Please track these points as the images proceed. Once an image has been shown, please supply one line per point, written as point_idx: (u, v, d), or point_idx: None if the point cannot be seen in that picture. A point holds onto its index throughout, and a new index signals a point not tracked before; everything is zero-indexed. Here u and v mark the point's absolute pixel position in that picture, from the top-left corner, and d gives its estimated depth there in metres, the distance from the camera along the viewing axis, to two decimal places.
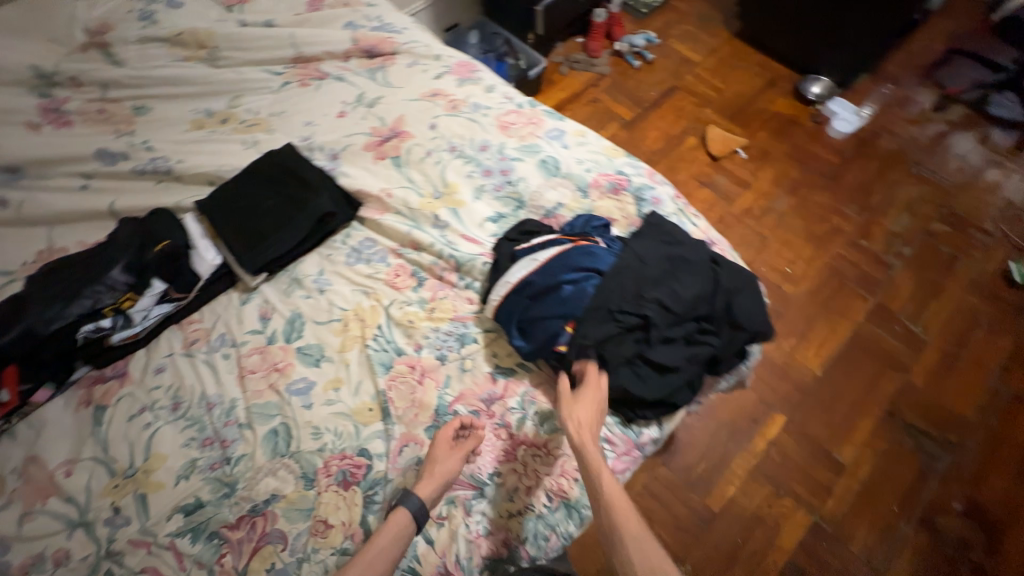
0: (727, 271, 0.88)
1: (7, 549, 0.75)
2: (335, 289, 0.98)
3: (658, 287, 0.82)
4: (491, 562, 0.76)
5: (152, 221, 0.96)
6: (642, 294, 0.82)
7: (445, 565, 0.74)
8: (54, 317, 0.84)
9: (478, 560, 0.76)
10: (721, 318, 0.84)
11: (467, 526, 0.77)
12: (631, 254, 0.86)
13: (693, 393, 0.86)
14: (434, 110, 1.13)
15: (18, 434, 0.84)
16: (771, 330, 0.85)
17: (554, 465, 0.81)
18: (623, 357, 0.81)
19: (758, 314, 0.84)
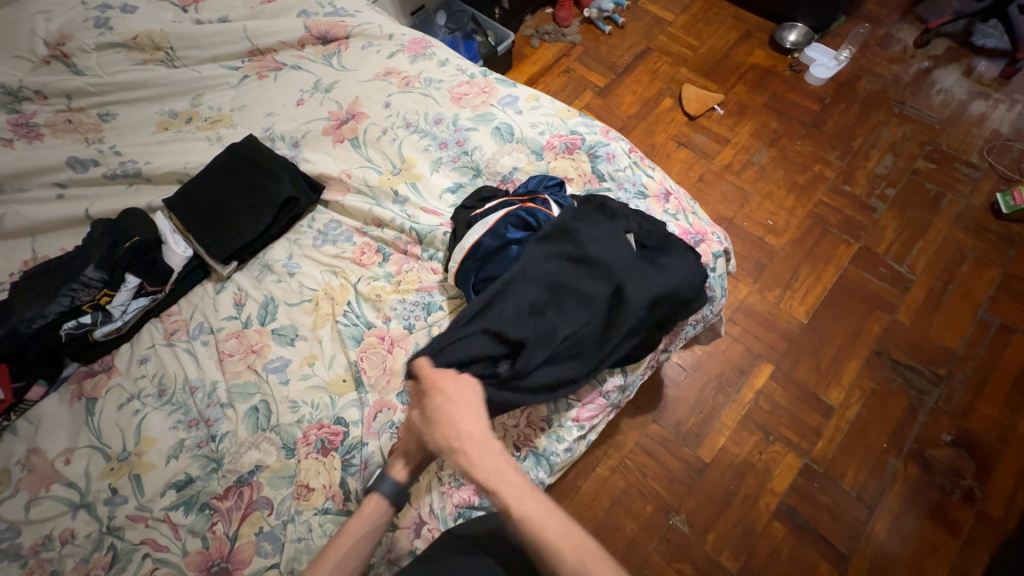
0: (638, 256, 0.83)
1: (19, 532, 0.81)
2: (304, 272, 1.01)
3: (543, 313, 0.79)
4: (464, 510, 0.82)
5: (123, 220, 0.99)
6: (529, 319, 0.78)
7: (421, 515, 0.81)
8: (34, 317, 0.88)
9: (451, 509, 0.81)
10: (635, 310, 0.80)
11: (441, 480, 0.82)
12: (516, 280, 0.81)
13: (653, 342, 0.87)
14: (388, 89, 1.14)
15: (19, 430, 0.89)
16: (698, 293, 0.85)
17: (520, 417, 0.85)
18: (531, 381, 0.78)
19: (689, 280, 0.83)
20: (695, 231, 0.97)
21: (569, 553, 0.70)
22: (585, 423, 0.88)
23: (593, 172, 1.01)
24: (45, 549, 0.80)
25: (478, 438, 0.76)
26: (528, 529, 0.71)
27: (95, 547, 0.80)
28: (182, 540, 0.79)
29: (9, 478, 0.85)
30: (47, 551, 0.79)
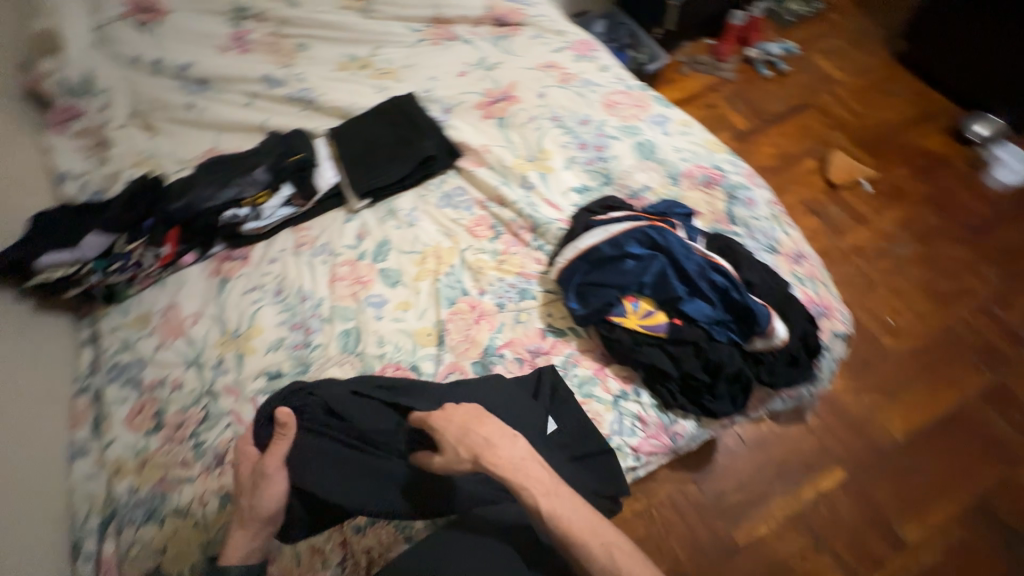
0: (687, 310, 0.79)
1: (145, 366, 0.95)
2: (422, 226, 1.08)
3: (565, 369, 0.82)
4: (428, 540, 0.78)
5: (291, 136, 1.11)
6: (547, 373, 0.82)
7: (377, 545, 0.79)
8: (210, 197, 1.01)
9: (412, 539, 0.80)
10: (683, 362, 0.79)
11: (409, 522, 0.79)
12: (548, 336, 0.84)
13: (738, 401, 0.81)
14: (546, 81, 1.18)
15: (165, 285, 1.03)
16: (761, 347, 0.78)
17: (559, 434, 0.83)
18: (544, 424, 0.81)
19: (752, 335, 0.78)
20: (822, 304, 0.88)
21: (598, 549, 0.65)
22: (639, 456, 0.83)
23: (728, 212, 0.96)
24: (158, 388, 0.93)
25: (487, 433, 0.73)
26: (559, 528, 0.66)
27: (194, 401, 0.92)
28: None
29: (150, 321, 1.00)
30: (159, 389, 0.93)
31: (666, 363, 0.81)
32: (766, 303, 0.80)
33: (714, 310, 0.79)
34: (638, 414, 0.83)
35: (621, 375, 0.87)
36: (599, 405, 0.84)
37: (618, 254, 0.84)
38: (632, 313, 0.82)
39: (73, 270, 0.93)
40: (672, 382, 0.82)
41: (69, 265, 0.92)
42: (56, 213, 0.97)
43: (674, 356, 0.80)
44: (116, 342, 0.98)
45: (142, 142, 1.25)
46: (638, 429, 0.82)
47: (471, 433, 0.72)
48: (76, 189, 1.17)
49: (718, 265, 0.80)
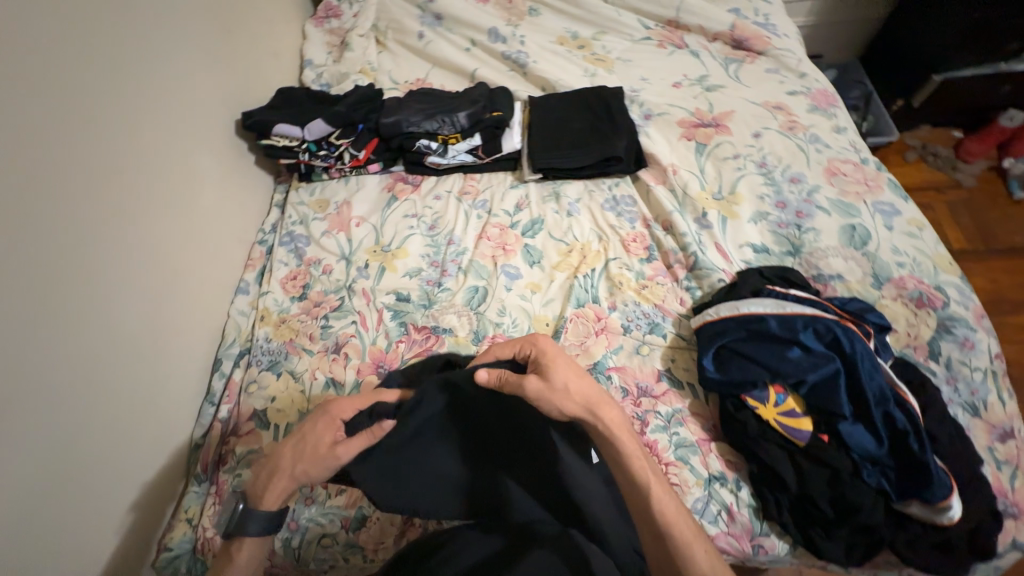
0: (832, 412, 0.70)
1: (309, 243, 1.08)
2: (579, 220, 1.07)
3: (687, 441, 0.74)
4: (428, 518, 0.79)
5: (497, 93, 1.16)
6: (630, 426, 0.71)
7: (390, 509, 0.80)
8: (413, 123, 1.08)
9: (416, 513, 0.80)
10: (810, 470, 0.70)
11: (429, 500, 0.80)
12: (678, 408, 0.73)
13: (849, 554, 0.68)
14: (768, 122, 1.07)
15: (348, 182, 1.15)
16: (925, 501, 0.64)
17: None
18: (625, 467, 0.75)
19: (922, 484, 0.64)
20: (1013, 501, 0.69)
21: (700, 555, 0.58)
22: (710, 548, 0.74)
23: (930, 344, 0.80)
24: (313, 267, 1.05)
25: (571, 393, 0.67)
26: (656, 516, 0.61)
27: (335, 289, 1.02)
28: (377, 333, 0.95)
29: (326, 208, 1.13)
30: (313, 268, 1.05)
31: (788, 472, 0.71)
32: (944, 467, 0.67)
33: (875, 446, 0.68)
34: (728, 506, 0.74)
35: (725, 457, 0.78)
36: (690, 475, 0.77)
37: (786, 336, 0.75)
38: (772, 402, 0.74)
39: (294, 143, 1.07)
40: (785, 495, 0.72)
41: (294, 139, 1.06)
42: (294, 94, 1.13)
43: (800, 470, 0.71)
44: (297, 215, 1.12)
45: (372, 53, 1.38)
46: (721, 521, 0.74)
47: (575, 385, 0.67)
48: (312, 75, 1.32)
49: (904, 401, 0.69)
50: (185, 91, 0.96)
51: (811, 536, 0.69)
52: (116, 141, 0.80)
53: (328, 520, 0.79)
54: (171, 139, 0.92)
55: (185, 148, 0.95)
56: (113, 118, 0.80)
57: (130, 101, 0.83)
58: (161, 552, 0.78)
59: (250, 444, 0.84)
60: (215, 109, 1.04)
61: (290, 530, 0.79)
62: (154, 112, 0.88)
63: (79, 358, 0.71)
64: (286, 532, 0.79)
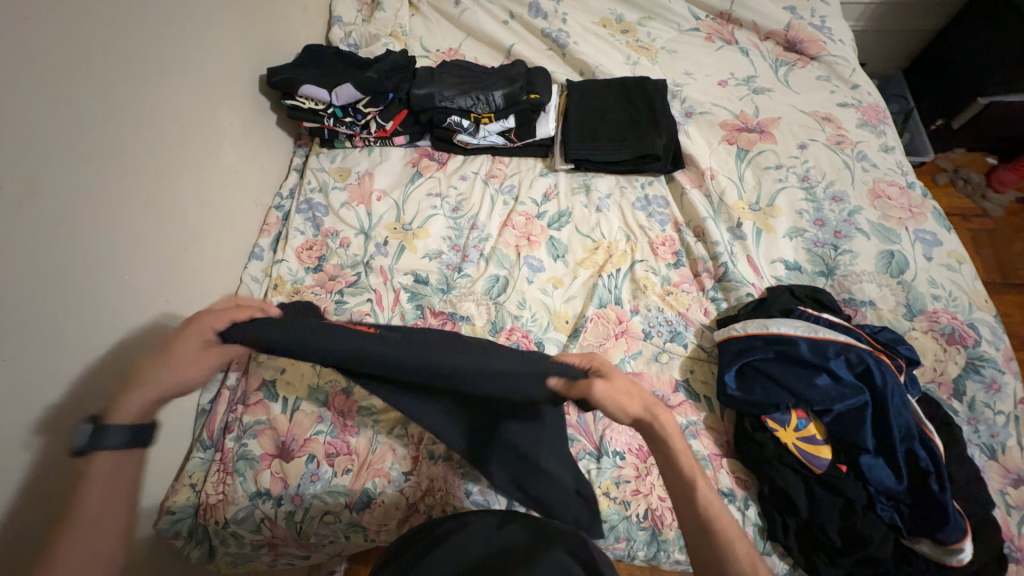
0: (852, 442, 0.69)
1: (327, 213, 1.05)
2: (608, 216, 1.03)
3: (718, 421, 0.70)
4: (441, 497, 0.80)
5: (534, 74, 1.10)
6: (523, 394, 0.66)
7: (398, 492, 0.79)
8: (446, 98, 1.02)
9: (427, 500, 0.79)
10: (822, 498, 0.70)
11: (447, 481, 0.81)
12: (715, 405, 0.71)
13: None
14: (815, 133, 1.02)
15: (371, 153, 1.11)
16: (935, 536, 0.64)
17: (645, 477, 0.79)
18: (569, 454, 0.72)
19: (937, 519, 0.64)
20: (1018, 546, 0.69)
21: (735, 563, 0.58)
22: None
23: (955, 383, 0.79)
24: (330, 238, 1.02)
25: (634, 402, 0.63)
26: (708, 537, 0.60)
27: (352, 264, 0.99)
28: (392, 314, 0.93)
29: (347, 178, 1.08)
30: (330, 241, 1.02)
31: (799, 496, 0.71)
32: (960, 509, 0.67)
33: (895, 483, 0.67)
34: None
35: (736, 474, 0.78)
36: None
37: (817, 362, 0.73)
38: (792, 426, 0.73)
39: (319, 106, 1.01)
40: (794, 519, 0.71)
41: (320, 102, 1.00)
42: (323, 53, 1.07)
43: (814, 496, 0.71)
44: (317, 182, 1.08)
45: (404, 16, 1.30)
46: None
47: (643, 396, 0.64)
48: (340, 34, 1.25)
49: (929, 439, 0.68)
50: (210, 42, 0.91)
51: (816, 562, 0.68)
52: (137, 92, 0.76)
53: (333, 498, 0.78)
54: (194, 92, 0.87)
55: (208, 103, 0.91)
56: (135, 65, 0.75)
57: (154, 50, 0.79)
58: (163, 515, 0.77)
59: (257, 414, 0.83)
60: (240, 63, 0.99)
61: (293, 505, 0.77)
62: (178, 63, 0.84)
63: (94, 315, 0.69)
64: (289, 504, 0.78)
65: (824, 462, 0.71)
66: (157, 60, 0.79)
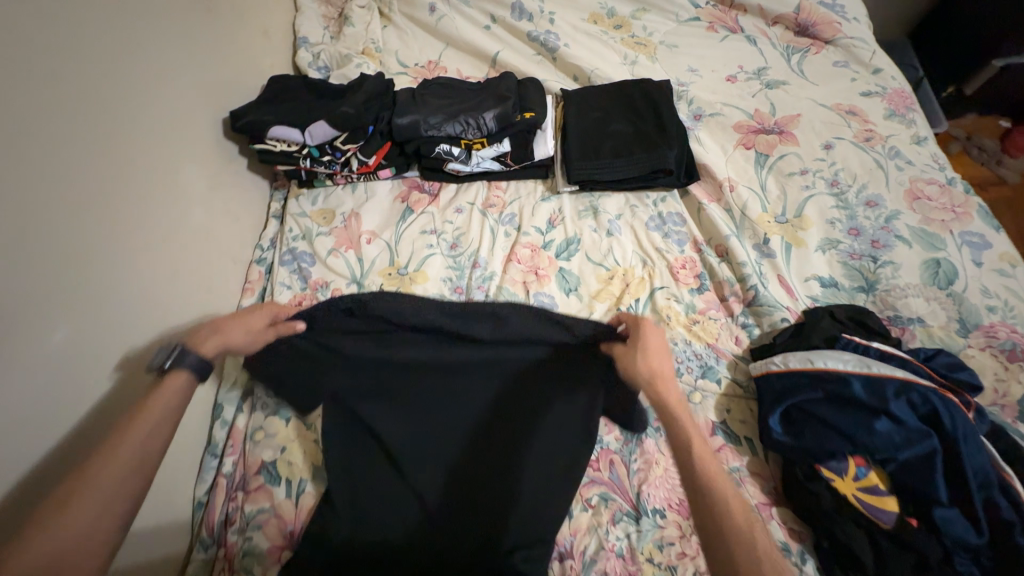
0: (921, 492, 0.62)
1: (313, 263, 0.95)
2: (620, 240, 0.94)
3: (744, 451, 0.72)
4: None
5: (526, 88, 1.00)
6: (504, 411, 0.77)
7: None
8: (432, 125, 0.92)
9: None
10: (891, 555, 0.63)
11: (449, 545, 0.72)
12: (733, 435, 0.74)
13: None
14: (840, 130, 0.92)
15: (356, 190, 1.02)
16: None
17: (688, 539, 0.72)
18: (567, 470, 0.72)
19: None
20: None
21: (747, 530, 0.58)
22: None
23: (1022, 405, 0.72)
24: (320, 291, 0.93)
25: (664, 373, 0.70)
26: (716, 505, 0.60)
27: None
28: None
29: (331, 221, 0.99)
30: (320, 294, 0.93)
31: (866, 554, 0.64)
32: None
33: (974, 537, 0.60)
34: None
35: (789, 526, 0.72)
36: None
37: (876, 404, 0.65)
38: (849, 475, 0.66)
39: (293, 147, 0.91)
40: None
41: (293, 143, 0.90)
42: (291, 85, 0.96)
43: (880, 552, 0.64)
44: (299, 228, 0.99)
45: (375, 30, 1.19)
46: None
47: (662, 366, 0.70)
48: (308, 57, 1.13)
49: (1008, 485, 0.61)
50: (162, 91, 0.80)
51: None
52: (84, 164, 0.66)
53: None
54: (150, 151, 0.77)
55: (168, 160, 0.81)
56: (77, 136, 0.65)
57: (98, 113, 0.69)
58: None
59: (260, 502, 0.76)
60: (199, 108, 0.88)
61: None
62: (127, 122, 0.73)
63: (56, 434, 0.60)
64: None
65: (889, 515, 0.64)
66: (101, 123, 0.69)
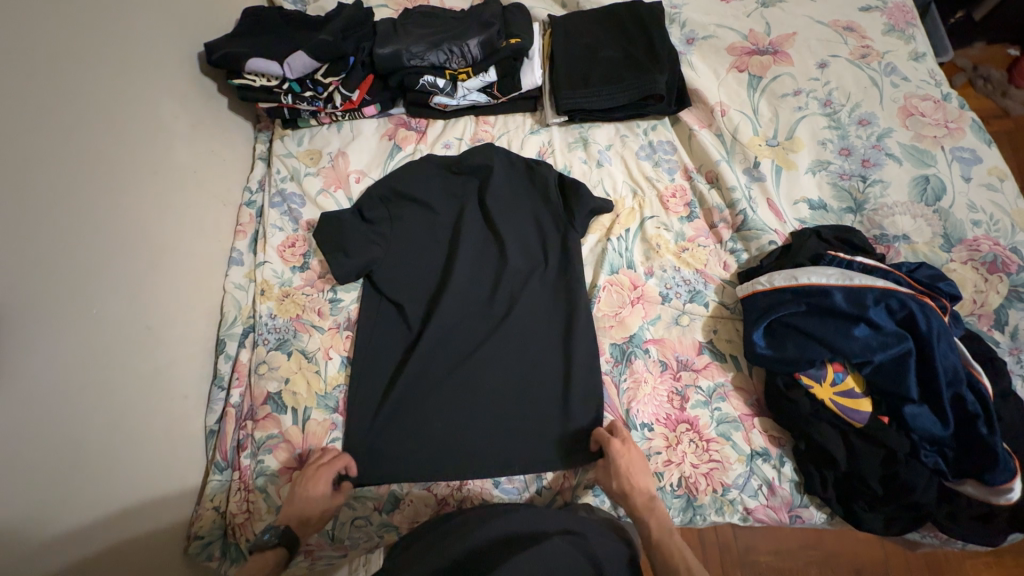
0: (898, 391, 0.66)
1: (304, 205, 0.95)
2: (611, 171, 0.94)
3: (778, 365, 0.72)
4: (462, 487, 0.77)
5: (510, 14, 0.95)
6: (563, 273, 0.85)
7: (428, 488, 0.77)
8: (415, 55, 0.89)
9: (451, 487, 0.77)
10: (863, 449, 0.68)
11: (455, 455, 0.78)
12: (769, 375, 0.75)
13: (885, 523, 0.69)
14: (834, 47, 0.90)
15: (341, 129, 1.00)
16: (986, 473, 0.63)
17: (677, 451, 0.76)
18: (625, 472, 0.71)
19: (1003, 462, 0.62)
20: None
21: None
22: (750, 518, 0.75)
23: (996, 312, 0.74)
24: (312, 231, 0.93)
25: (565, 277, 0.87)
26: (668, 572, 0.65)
27: None
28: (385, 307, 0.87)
29: (318, 161, 0.98)
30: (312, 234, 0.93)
31: (838, 449, 0.69)
32: (1008, 447, 0.65)
33: (941, 429, 0.65)
34: (770, 481, 0.74)
35: (770, 433, 0.76)
36: (732, 451, 0.76)
37: (855, 312, 0.68)
38: (828, 381, 0.70)
39: (273, 83, 0.88)
40: (831, 471, 0.70)
41: (273, 77, 0.87)
42: (264, 15, 0.91)
43: (853, 449, 0.69)
44: (286, 168, 0.98)
45: None
46: (762, 495, 0.74)
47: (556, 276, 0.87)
48: None
49: (976, 381, 0.66)
50: (121, 19, 0.76)
51: (855, 511, 0.69)
52: (54, 96, 0.64)
53: (361, 503, 0.76)
54: (120, 88, 0.74)
55: (140, 96, 0.78)
56: (40, 64, 0.63)
57: (54, 39, 0.65)
58: (191, 541, 0.74)
59: (269, 429, 0.80)
60: (168, 41, 0.84)
61: None
62: (87, 51, 0.70)
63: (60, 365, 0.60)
64: None
65: (864, 414, 0.69)
66: (56, 48, 0.66)
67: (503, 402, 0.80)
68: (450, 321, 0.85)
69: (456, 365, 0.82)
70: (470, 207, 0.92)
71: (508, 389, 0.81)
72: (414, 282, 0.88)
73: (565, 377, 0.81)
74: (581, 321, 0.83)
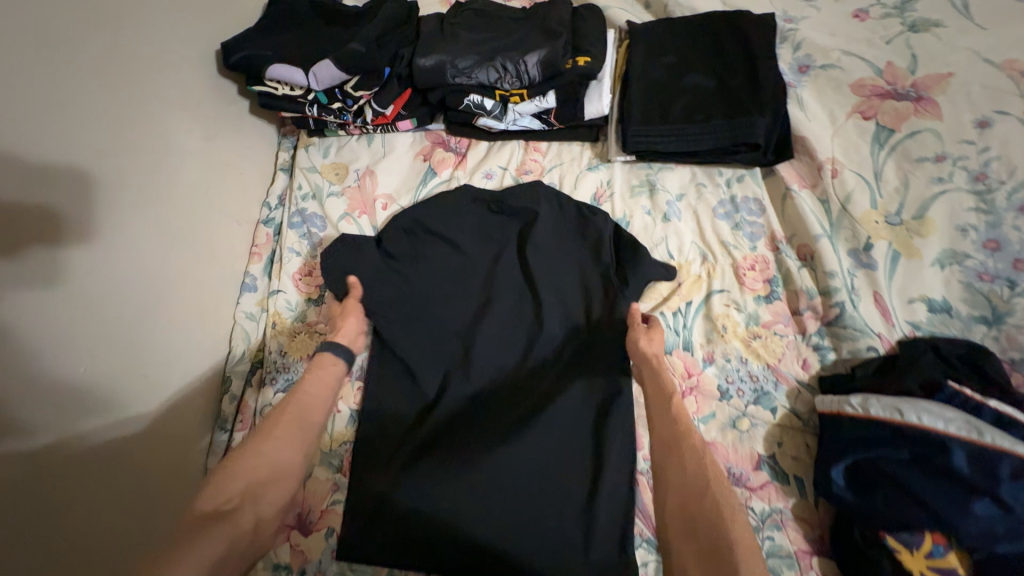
0: None
1: (325, 228, 0.85)
2: (678, 228, 0.78)
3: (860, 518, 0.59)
4: None
5: (582, 21, 0.78)
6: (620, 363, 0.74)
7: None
8: (462, 70, 0.74)
9: None
10: None
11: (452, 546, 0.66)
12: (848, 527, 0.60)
13: None
14: (1006, 98, 0.68)
15: (372, 143, 0.88)
16: None
17: None
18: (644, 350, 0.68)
19: None
20: None
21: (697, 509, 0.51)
22: None
23: None
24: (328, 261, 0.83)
25: (605, 357, 0.74)
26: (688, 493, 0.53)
27: None
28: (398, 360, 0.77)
29: (344, 179, 0.87)
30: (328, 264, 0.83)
31: None
32: None
33: None
34: None
35: None
36: None
37: (979, 483, 0.53)
38: (919, 550, 0.55)
39: (297, 91, 0.77)
40: None
41: (297, 86, 0.76)
42: (296, 7, 0.80)
43: None
44: (310, 185, 0.88)
45: None
46: None
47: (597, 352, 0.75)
48: None
49: None
50: (128, 12, 0.66)
51: None
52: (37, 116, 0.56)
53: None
54: (125, 96, 0.66)
55: (146, 102, 0.69)
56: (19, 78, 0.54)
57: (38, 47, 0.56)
58: None
59: None
60: (185, 36, 0.75)
61: None
62: (80, 53, 0.61)
63: (43, 429, 0.55)
64: None
65: None
66: (43, 58, 0.57)
67: (521, 497, 0.69)
68: (470, 388, 0.75)
69: (469, 442, 0.71)
70: (504, 256, 0.80)
71: (528, 481, 0.69)
72: (434, 336, 0.78)
73: (595, 477, 0.69)
74: (615, 409, 0.72)
